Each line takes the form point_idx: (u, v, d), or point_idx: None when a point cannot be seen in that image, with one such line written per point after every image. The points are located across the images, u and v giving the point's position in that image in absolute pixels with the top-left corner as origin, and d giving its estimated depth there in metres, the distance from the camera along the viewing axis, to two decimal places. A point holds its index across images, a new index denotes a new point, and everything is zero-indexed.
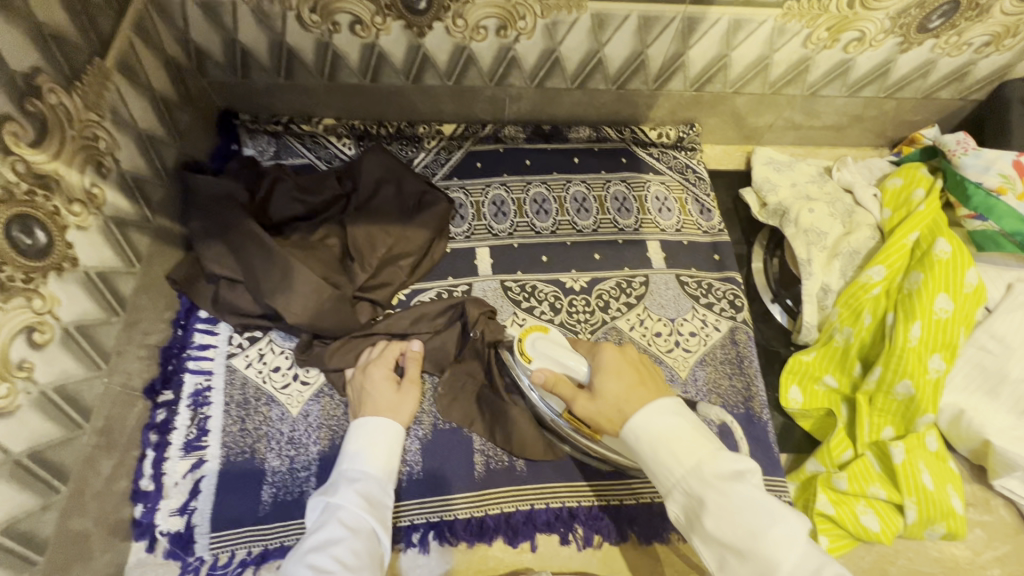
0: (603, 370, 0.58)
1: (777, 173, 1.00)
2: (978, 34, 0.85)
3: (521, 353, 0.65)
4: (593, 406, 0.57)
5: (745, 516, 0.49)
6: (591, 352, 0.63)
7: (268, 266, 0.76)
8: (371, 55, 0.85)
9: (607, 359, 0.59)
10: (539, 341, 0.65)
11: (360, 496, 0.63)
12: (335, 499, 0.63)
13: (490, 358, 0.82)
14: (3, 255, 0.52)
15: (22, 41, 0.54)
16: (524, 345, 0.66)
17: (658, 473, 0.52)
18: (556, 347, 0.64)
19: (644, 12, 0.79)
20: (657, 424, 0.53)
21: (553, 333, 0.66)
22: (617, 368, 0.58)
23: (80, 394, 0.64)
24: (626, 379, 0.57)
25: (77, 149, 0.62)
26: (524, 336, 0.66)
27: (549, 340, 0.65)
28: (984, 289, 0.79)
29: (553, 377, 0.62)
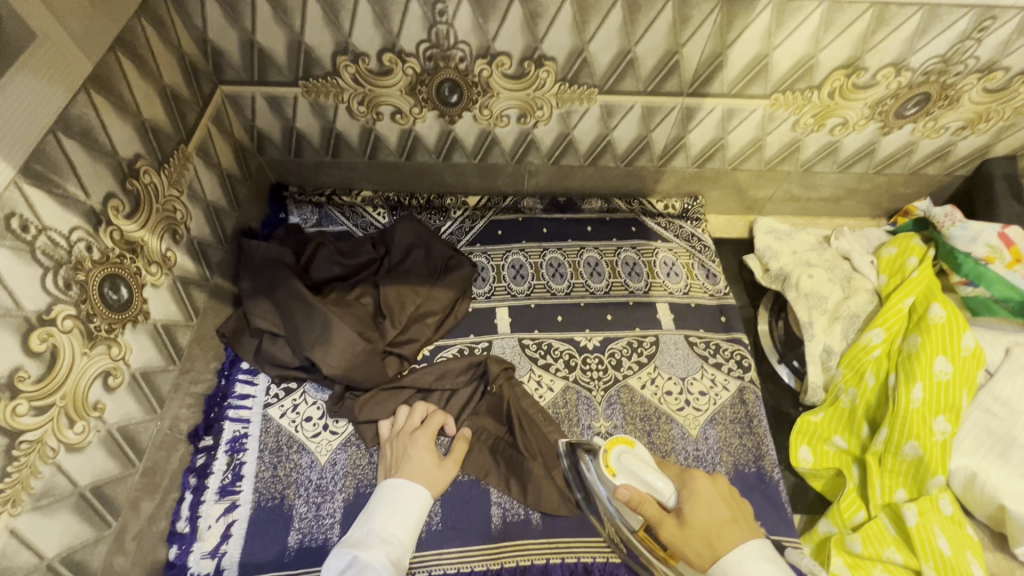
0: (696, 502, 0.61)
1: (778, 241, 1.07)
2: (953, 120, 0.93)
3: (606, 465, 0.64)
4: (681, 535, 0.60)
5: None
6: (680, 477, 0.65)
7: (308, 322, 0.84)
8: (407, 138, 0.97)
9: (701, 491, 0.62)
10: (626, 456, 0.64)
11: (388, 558, 0.67)
12: (364, 556, 0.66)
13: (505, 409, 0.87)
14: (95, 307, 0.61)
15: (126, 133, 0.66)
16: (609, 457, 0.65)
17: None
18: (642, 465, 0.64)
19: (647, 103, 0.90)
20: (752, 571, 0.56)
21: (639, 449, 0.66)
22: (711, 502, 0.61)
23: (137, 434, 0.71)
24: (720, 513, 0.61)
25: (159, 220, 0.73)
26: (609, 448, 0.66)
27: (636, 456, 0.64)
28: (982, 351, 0.82)
29: (638, 496, 0.63)
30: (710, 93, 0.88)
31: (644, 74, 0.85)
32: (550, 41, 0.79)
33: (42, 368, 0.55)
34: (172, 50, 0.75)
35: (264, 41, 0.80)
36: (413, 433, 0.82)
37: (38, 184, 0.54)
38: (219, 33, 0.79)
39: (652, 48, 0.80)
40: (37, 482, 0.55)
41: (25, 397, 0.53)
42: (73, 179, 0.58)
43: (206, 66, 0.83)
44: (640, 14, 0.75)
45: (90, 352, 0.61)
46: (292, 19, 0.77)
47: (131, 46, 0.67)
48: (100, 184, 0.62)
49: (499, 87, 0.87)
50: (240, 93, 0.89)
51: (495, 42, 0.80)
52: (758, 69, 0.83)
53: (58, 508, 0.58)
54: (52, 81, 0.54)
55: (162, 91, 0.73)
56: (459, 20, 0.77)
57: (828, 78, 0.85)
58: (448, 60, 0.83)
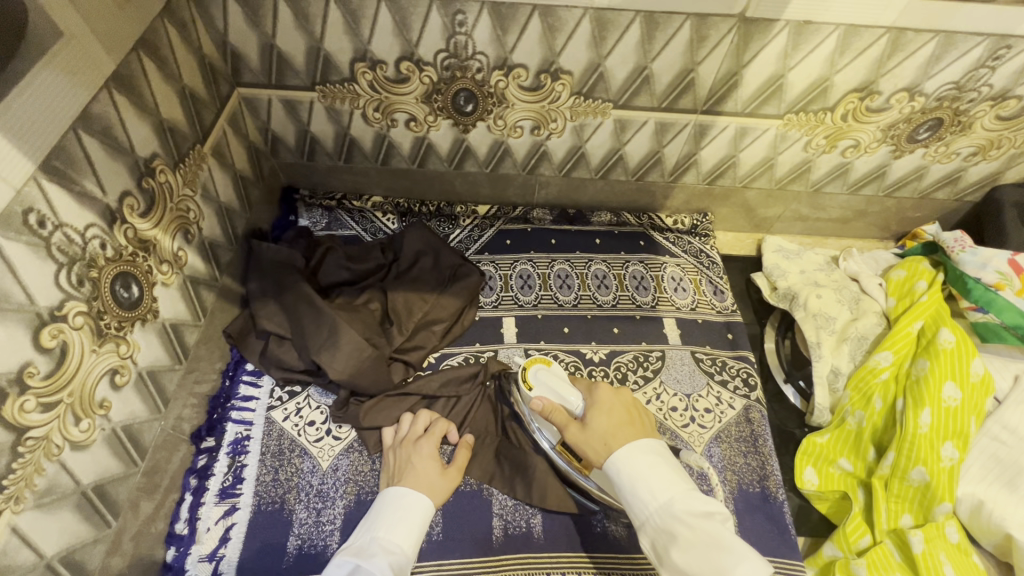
0: (596, 407, 0.66)
1: (786, 260, 1.07)
2: (964, 146, 0.93)
3: (524, 381, 0.73)
4: (582, 436, 0.65)
5: (715, 551, 0.54)
6: (587, 389, 0.71)
7: (316, 326, 0.84)
8: (420, 145, 0.98)
9: (602, 398, 0.67)
10: (541, 373, 0.72)
11: (390, 566, 0.66)
12: (366, 565, 0.65)
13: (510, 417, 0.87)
14: (105, 305, 0.61)
15: (145, 132, 0.67)
16: (527, 374, 0.73)
17: (633, 505, 0.58)
18: (555, 379, 0.71)
19: (660, 119, 0.90)
20: (640, 461, 0.59)
21: (554, 368, 0.74)
22: (610, 407, 0.66)
23: (140, 434, 0.70)
24: (616, 417, 0.65)
25: (171, 219, 0.73)
26: (528, 367, 0.74)
27: (551, 373, 0.73)
28: (992, 378, 0.82)
29: (550, 406, 0.69)
30: (723, 111, 0.88)
31: (658, 90, 0.85)
32: (567, 55, 0.80)
33: (51, 365, 0.54)
34: (193, 51, 0.76)
35: (284, 45, 0.81)
36: (416, 438, 0.82)
37: (56, 180, 0.54)
38: (240, 36, 0.79)
39: (668, 64, 0.81)
40: (40, 480, 0.54)
41: (33, 393, 0.52)
42: (91, 176, 0.58)
43: (225, 68, 0.84)
44: (657, 31, 0.76)
45: (99, 349, 0.60)
46: (312, 25, 0.78)
47: (154, 47, 0.67)
48: (117, 182, 0.63)
49: (514, 98, 0.87)
50: (257, 95, 0.89)
51: (512, 54, 0.80)
52: (773, 89, 0.84)
53: (60, 506, 0.58)
54: (74, 79, 0.54)
55: (181, 91, 0.74)
56: (478, 31, 0.77)
57: (842, 101, 0.85)
58: (464, 70, 0.83)
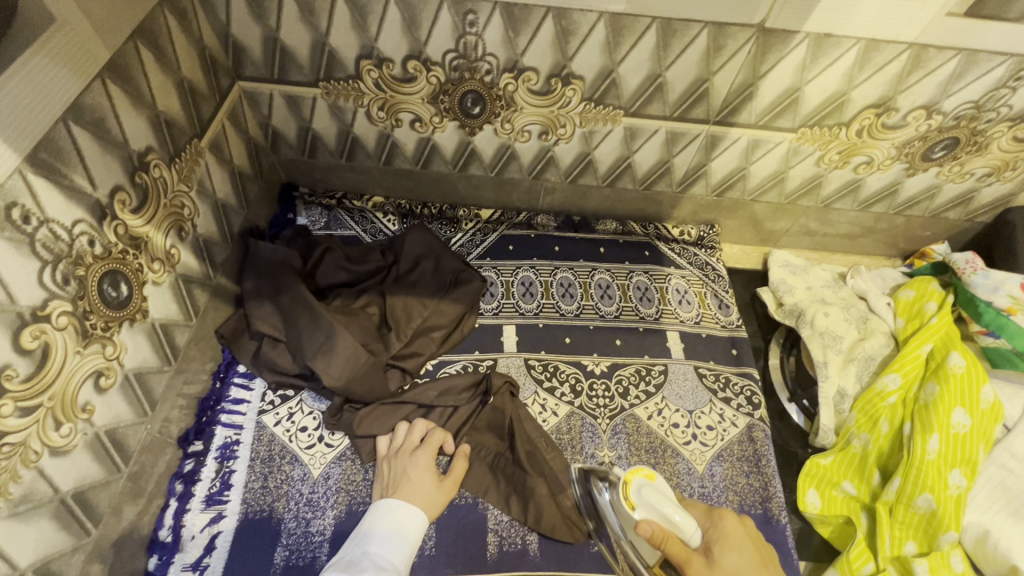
0: (724, 543, 0.56)
1: (793, 275, 1.06)
2: (979, 166, 0.92)
3: (624, 499, 0.58)
4: None
5: None
6: (705, 515, 0.60)
7: (312, 330, 0.81)
8: (425, 146, 0.95)
9: (728, 529, 0.58)
10: (646, 489, 0.57)
11: None
12: None
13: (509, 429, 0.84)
14: (92, 304, 0.59)
15: (140, 125, 0.64)
16: (629, 489, 0.58)
17: None
18: (663, 497, 0.57)
19: (672, 128, 0.88)
20: None
21: (660, 482, 0.59)
22: (741, 545, 0.56)
23: (125, 438, 0.68)
24: (749, 557, 0.55)
25: (165, 216, 0.70)
26: (627, 479, 0.59)
27: (656, 489, 0.58)
28: (1001, 405, 0.80)
29: (661, 534, 0.55)
30: (737, 122, 0.86)
31: (672, 99, 0.83)
32: (580, 60, 0.78)
33: (31, 367, 0.52)
34: (193, 42, 0.73)
35: (288, 39, 0.78)
36: (411, 449, 0.79)
37: (43, 173, 0.51)
38: (242, 28, 0.77)
39: (683, 73, 0.79)
40: (16, 487, 0.52)
41: (11, 397, 0.50)
42: (81, 169, 0.56)
43: (226, 60, 0.81)
44: (674, 38, 0.74)
45: (83, 350, 0.58)
46: (318, 19, 0.75)
47: (152, 36, 0.65)
48: (109, 177, 0.60)
49: (524, 102, 0.85)
50: (258, 90, 0.87)
51: (524, 57, 0.78)
52: (789, 102, 0.82)
53: (36, 515, 0.55)
54: (67, 67, 0.52)
55: (180, 84, 0.71)
56: (489, 32, 0.75)
57: (858, 116, 0.84)
58: (473, 72, 0.81)
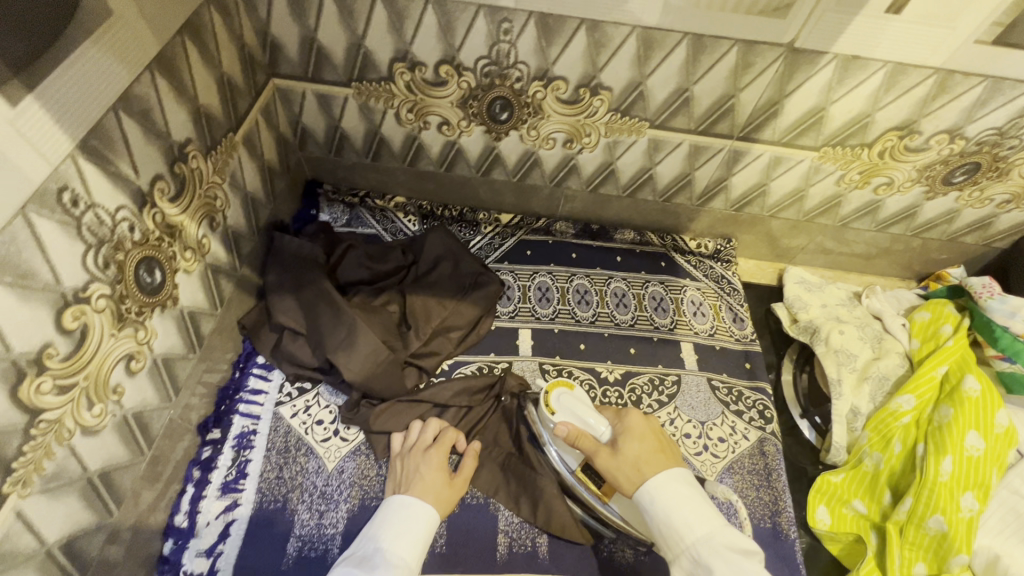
0: (627, 434, 0.69)
1: (808, 293, 1.06)
2: (999, 192, 0.93)
3: (546, 405, 0.74)
4: (613, 462, 0.67)
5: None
6: (615, 416, 0.73)
7: (334, 325, 0.83)
8: (450, 150, 0.97)
9: (632, 424, 0.69)
10: (565, 397, 0.74)
11: None
12: None
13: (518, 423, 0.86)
14: (128, 289, 0.60)
15: (182, 117, 0.66)
16: (550, 399, 0.75)
17: (668, 536, 0.60)
18: (579, 404, 0.74)
19: (695, 142, 0.89)
20: (669, 490, 0.61)
21: (578, 393, 0.76)
22: (642, 436, 0.68)
23: (149, 422, 0.69)
24: (647, 444, 0.67)
25: (198, 207, 0.72)
26: (550, 390, 0.76)
27: (574, 398, 0.75)
28: (1015, 430, 0.80)
29: (576, 432, 0.71)
30: (760, 139, 0.88)
31: (697, 113, 0.84)
32: (609, 71, 0.79)
33: (70, 347, 0.53)
34: (234, 39, 0.75)
35: (325, 39, 0.80)
36: (423, 446, 0.80)
37: (93, 159, 0.53)
38: (282, 28, 0.79)
39: (709, 88, 0.80)
40: (50, 464, 0.53)
41: (50, 374, 0.51)
42: (126, 158, 0.57)
43: (263, 58, 0.83)
44: (703, 55, 0.75)
45: (117, 333, 0.59)
46: (356, 22, 0.77)
47: (197, 31, 0.66)
48: (151, 166, 0.62)
49: (551, 110, 0.86)
50: (292, 88, 0.89)
51: (554, 66, 0.80)
52: (812, 121, 0.83)
53: (65, 492, 0.56)
54: (119, 60, 0.53)
55: (220, 78, 0.73)
56: (522, 41, 0.77)
57: (880, 138, 0.85)
58: (503, 78, 0.83)
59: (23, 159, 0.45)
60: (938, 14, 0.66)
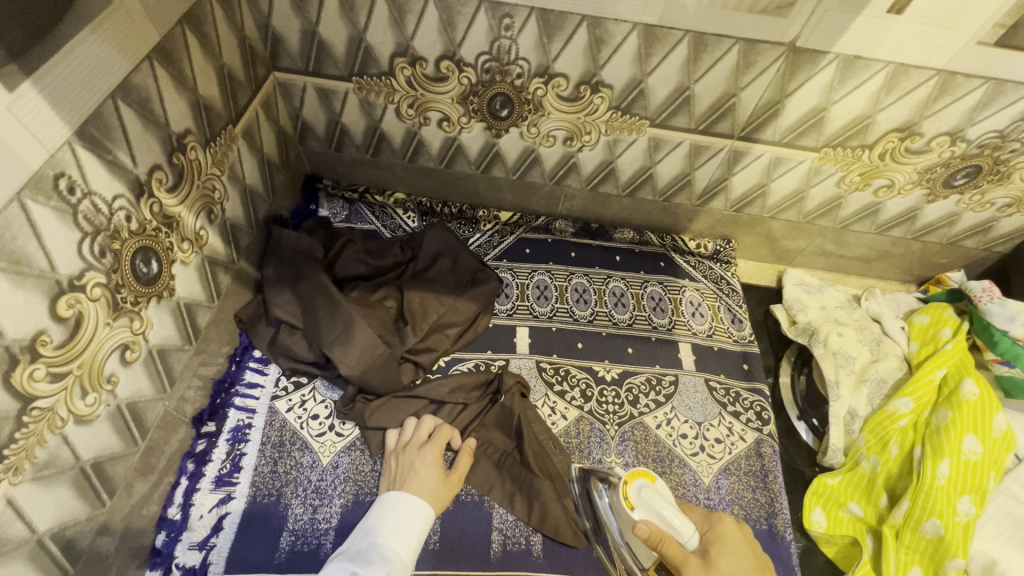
0: (721, 543, 0.56)
1: (807, 294, 1.06)
2: (999, 196, 0.92)
3: (624, 498, 0.61)
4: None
5: None
6: (705, 520, 0.60)
7: (331, 319, 0.82)
8: (450, 146, 0.97)
9: (727, 533, 0.58)
10: (645, 490, 0.61)
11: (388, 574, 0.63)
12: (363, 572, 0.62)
13: (515, 421, 0.85)
14: (124, 278, 0.60)
15: (181, 107, 0.66)
16: (628, 490, 0.62)
17: None
18: (663, 500, 0.60)
19: (696, 141, 0.89)
20: None
21: (659, 486, 0.62)
22: (739, 549, 0.56)
23: (144, 413, 0.69)
24: (746, 559, 0.56)
25: (195, 198, 0.72)
26: (628, 480, 0.63)
27: (656, 491, 0.61)
28: (1014, 435, 0.80)
29: (658, 534, 0.58)
30: (760, 139, 0.87)
31: (698, 112, 0.84)
32: (611, 68, 0.79)
33: (64, 335, 0.53)
34: (235, 31, 0.75)
35: (326, 33, 0.80)
36: (417, 444, 0.79)
37: (90, 147, 0.53)
38: (283, 20, 0.79)
39: (710, 87, 0.80)
40: (41, 452, 0.53)
41: (44, 362, 0.51)
42: (125, 147, 0.57)
43: (264, 50, 0.83)
44: (705, 53, 0.75)
45: (112, 323, 0.59)
46: (357, 16, 0.77)
47: (198, 22, 0.66)
48: (150, 157, 0.62)
49: (552, 107, 0.86)
50: (293, 82, 0.89)
51: (555, 63, 0.79)
52: (813, 121, 0.83)
53: (57, 481, 0.56)
54: (118, 47, 0.53)
55: (220, 70, 0.73)
56: (523, 37, 0.77)
57: (881, 139, 0.84)
58: (505, 75, 0.82)
59: (18, 143, 0.45)
60: (941, 15, 0.66)
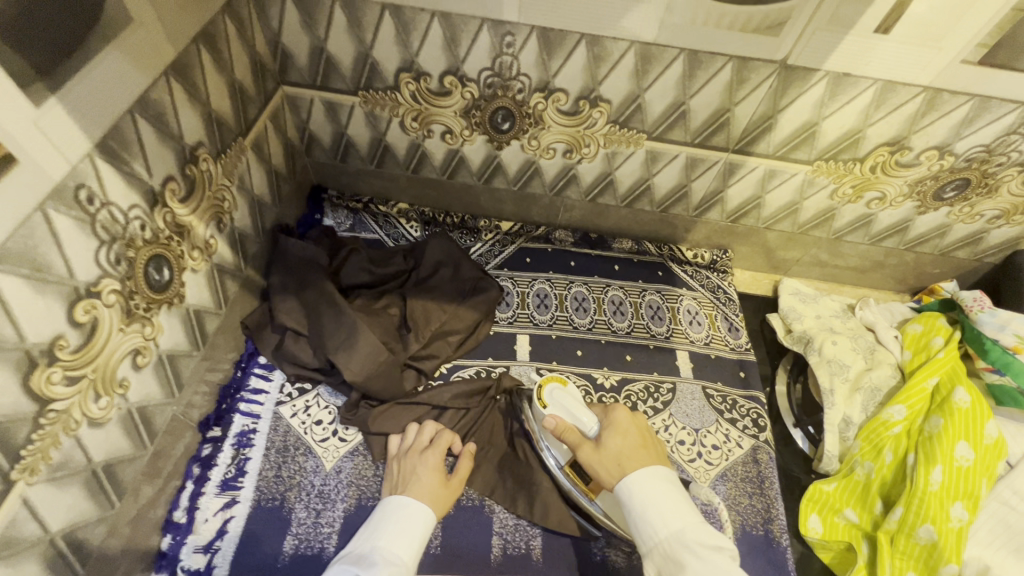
0: (612, 429, 0.69)
1: (803, 304, 1.08)
2: (989, 208, 0.95)
3: (539, 399, 0.75)
4: (595, 456, 0.67)
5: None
6: (603, 412, 0.73)
7: (336, 326, 0.84)
8: (453, 158, 0.99)
9: (618, 420, 0.70)
10: (556, 391, 0.75)
11: None
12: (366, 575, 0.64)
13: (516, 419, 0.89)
14: (137, 285, 0.62)
15: (194, 121, 0.68)
16: (542, 393, 0.76)
17: (642, 531, 0.60)
18: (568, 400, 0.74)
19: (692, 154, 0.92)
20: (648, 485, 0.62)
21: (569, 388, 0.76)
22: (626, 433, 0.68)
23: (153, 416, 0.70)
24: (630, 439, 0.67)
25: (205, 208, 0.74)
26: (543, 385, 0.77)
27: (564, 393, 0.75)
28: (1005, 442, 0.81)
29: (564, 425, 0.71)
30: (754, 152, 0.90)
31: (694, 126, 0.86)
32: (608, 84, 0.82)
33: (80, 339, 0.55)
34: (246, 47, 0.78)
35: (334, 49, 0.83)
36: (420, 449, 0.80)
37: (109, 160, 0.55)
38: (292, 37, 0.82)
39: (706, 102, 0.82)
40: (56, 453, 0.54)
41: (60, 365, 0.52)
42: (141, 159, 0.59)
43: (273, 66, 0.86)
44: (699, 70, 0.78)
45: (125, 328, 0.61)
46: (365, 33, 0.80)
47: (212, 39, 0.69)
48: (164, 168, 0.64)
49: (552, 121, 0.89)
50: (301, 95, 0.91)
51: (555, 78, 0.82)
52: (805, 135, 0.85)
53: (70, 482, 0.57)
54: (137, 65, 0.56)
55: (232, 86, 0.76)
56: (524, 54, 0.79)
57: (872, 153, 0.87)
58: (506, 89, 0.85)
59: (44, 157, 0.47)
60: (925, 35, 0.68)
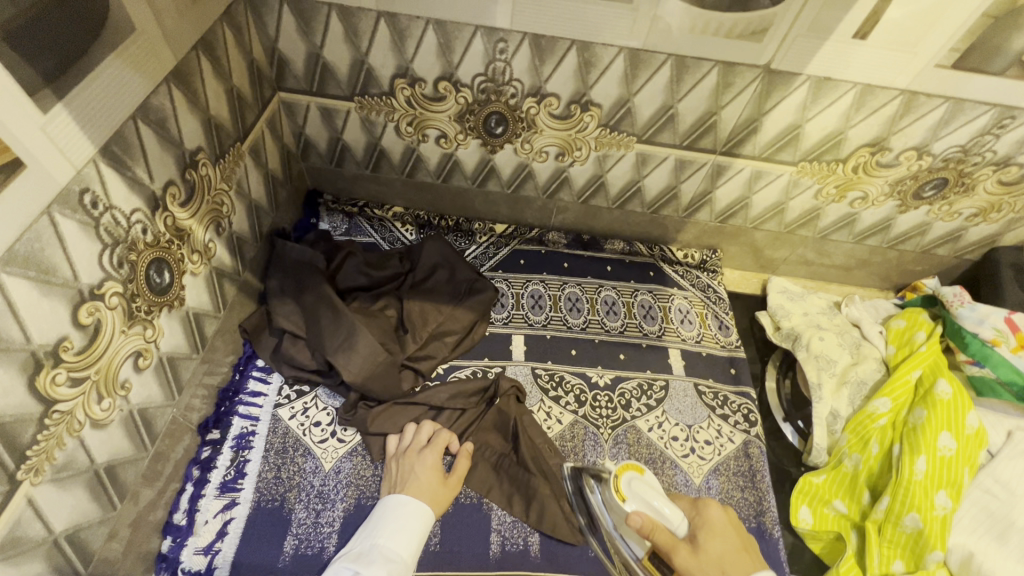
0: (708, 530, 0.63)
1: (791, 301, 1.10)
2: (966, 207, 0.98)
3: (617, 490, 0.68)
4: (695, 560, 0.61)
5: None
6: (691, 507, 0.68)
7: (334, 328, 0.85)
8: (447, 162, 1.01)
9: (713, 519, 0.65)
10: (636, 482, 0.68)
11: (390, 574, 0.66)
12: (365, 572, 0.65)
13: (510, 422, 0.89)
14: (139, 289, 0.63)
15: (194, 126, 0.69)
16: (620, 483, 0.69)
17: None
18: (651, 491, 0.67)
19: (681, 156, 0.94)
20: None
21: (647, 476, 0.70)
22: (723, 533, 0.64)
23: (154, 418, 0.71)
24: (730, 543, 0.63)
25: (204, 212, 0.75)
26: (619, 473, 0.70)
27: (644, 482, 0.68)
28: (985, 432, 0.84)
29: (650, 523, 0.65)
30: (741, 154, 0.93)
31: (683, 129, 0.89)
32: (599, 88, 0.84)
33: (84, 341, 0.55)
34: (244, 53, 0.79)
35: (330, 56, 0.84)
36: (417, 447, 0.82)
37: (112, 165, 0.56)
38: (288, 43, 0.83)
39: (693, 105, 0.85)
40: (60, 454, 0.55)
41: (65, 366, 0.53)
42: (143, 163, 0.61)
43: (270, 72, 0.87)
44: (687, 74, 0.80)
45: (127, 330, 0.62)
46: (360, 40, 0.81)
47: (210, 46, 0.70)
48: (165, 173, 0.65)
49: (545, 125, 0.91)
50: (297, 101, 0.93)
51: (547, 83, 0.84)
52: (790, 137, 0.88)
53: (73, 482, 0.58)
54: (139, 71, 0.57)
55: (230, 92, 0.77)
56: (516, 61, 0.82)
57: (854, 153, 0.90)
58: (499, 94, 0.87)
59: (51, 161, 0.48)
60: (901, 40, 0.71)
